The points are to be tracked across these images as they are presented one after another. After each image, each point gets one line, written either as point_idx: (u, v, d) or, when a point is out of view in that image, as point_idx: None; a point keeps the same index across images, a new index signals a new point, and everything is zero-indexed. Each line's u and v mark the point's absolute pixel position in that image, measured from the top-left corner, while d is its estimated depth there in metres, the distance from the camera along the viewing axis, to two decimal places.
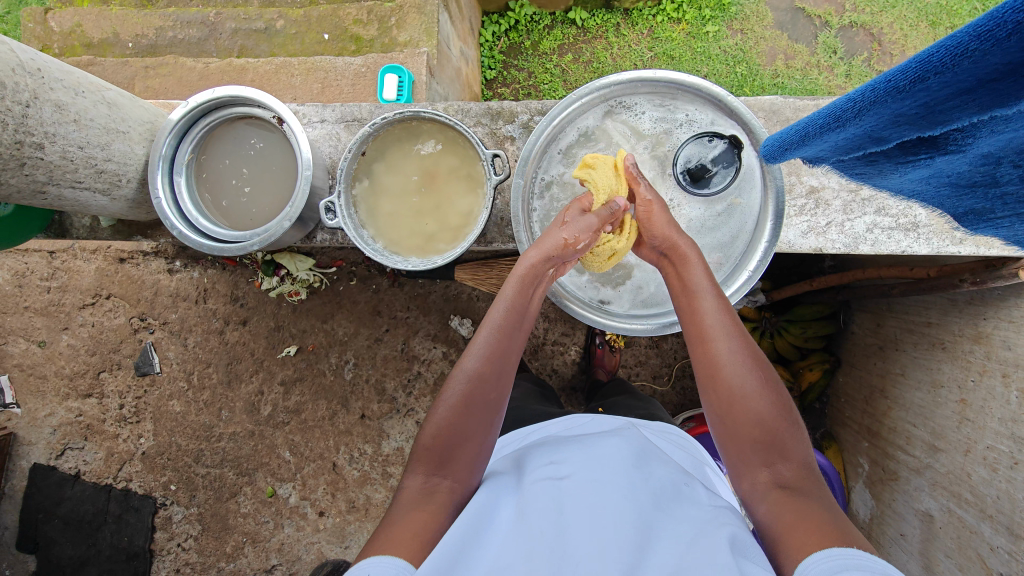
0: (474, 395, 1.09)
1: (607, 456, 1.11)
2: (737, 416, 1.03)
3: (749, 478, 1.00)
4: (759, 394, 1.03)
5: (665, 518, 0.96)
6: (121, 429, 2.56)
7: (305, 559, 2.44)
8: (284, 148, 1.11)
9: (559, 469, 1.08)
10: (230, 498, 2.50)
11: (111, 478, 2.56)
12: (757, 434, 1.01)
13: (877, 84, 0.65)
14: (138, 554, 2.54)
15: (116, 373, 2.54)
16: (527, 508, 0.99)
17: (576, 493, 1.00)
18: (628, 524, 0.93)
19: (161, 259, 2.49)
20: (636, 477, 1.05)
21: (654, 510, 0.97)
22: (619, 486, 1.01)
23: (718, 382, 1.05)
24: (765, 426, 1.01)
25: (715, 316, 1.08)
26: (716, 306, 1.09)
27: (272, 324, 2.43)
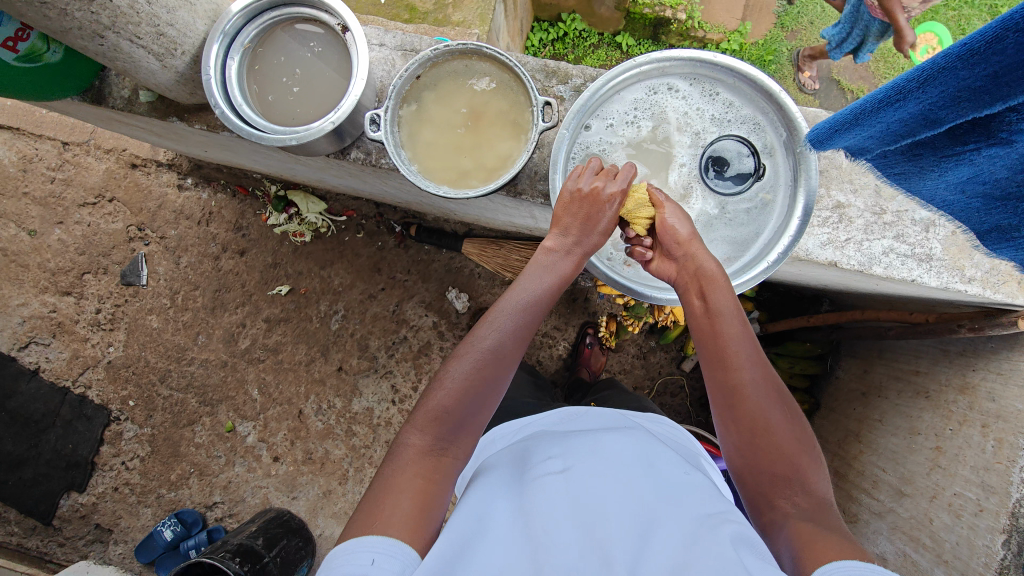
0: (489, 357, 1.12)
1: (603, 447, 1.14)
2: (741, 437, 1.08)
3: (758, 503, 1.05)
4: (763, 411, 1.07)
5: (659, 504, 0.99)
6: (92, 334, 2.50)
7: (249, 503, 2.38)
8: (342, 58, 1.12)
9: (561, 462, 1.10)
10: (186, 425, 2.44)
11: (69, 381, 2.49)
12: (760, 449, 1.06)
13: (952, 50, 0.83)
14: (79, 464, 2.46)
15: (100, 277, 2.50)
16: (529, 500, 1.02)
17: (581, 483, 1.03)
18: (627, 516, 0.96)
19: (174, 174, 2.47)
20: (632, 468, 1.07)
21: (650, 496, 1.00)
22: (616, 478, 1.04)
23: (739, 407, 1.07)
24: (771, 443, 1.05)
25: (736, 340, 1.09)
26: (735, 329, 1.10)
27: (270, 260, 2.40)
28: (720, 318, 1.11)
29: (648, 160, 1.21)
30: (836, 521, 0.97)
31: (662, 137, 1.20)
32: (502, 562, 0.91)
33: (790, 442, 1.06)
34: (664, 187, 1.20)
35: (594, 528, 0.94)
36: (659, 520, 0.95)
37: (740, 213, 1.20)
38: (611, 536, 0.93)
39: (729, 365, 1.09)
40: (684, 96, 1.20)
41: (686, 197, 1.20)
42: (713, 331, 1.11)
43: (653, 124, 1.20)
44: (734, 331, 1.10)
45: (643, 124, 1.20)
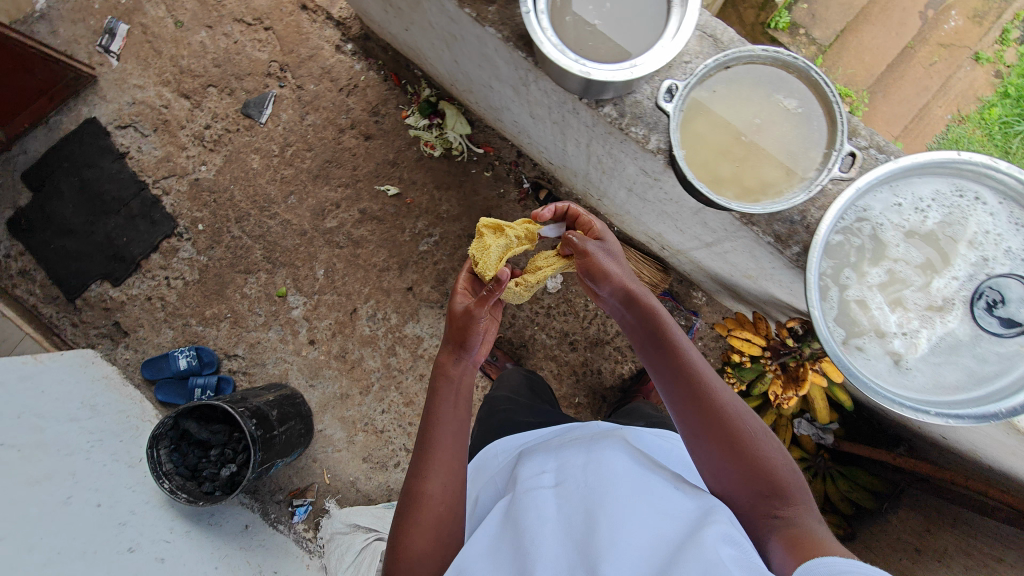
0: (432, 472, 1.22)
1: (593, 463, 1.16)
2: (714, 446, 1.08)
3: (742, 512, 1.05)
4: (718, 409, 1.08)
5: (635, 517, 1.01)
6: (191, 145, 2.45)
7: (267, 370, 2.36)
8: (658, 8, 1.01)
9: (549, 479, 1.17)
10: (241, 272, 2.40)
11: (151, 179, 2.45)
12: (731, 450, 1.05)
13: None
14: (124, 259, 2.44)
15: (223, 97, 2.44)
16: (521, 517, 1.08)
17: (562, 502, 1.10)
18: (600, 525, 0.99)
19: (336, 32, 2.39)
20: (610, 483, 1.09)
21: (625, 509, 1.03)
22: (593, 498, 1.07)
23: (703, 440, 1.09)
24: (742, 449, 1.05)
25: (698, 371, 1.12)
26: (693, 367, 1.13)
27: (391, 156, 2.34)
28: (662, 338, 1.16)
29: (918, 259, 1.11)
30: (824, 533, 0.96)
31: (944, 241, 1.09)
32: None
33: (766, 452, 1.06)
34: (922, 288, 1.11)
35: (577, 549, 0.98)
36: (629, 533, 0.97)
37: (985, 350, 1.06)
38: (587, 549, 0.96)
39: (694, 401, 1.10)
40: (993, 211, 1.07)
41: (932, 309, 1.10)
42: (653, 352, 1.17)
43: (943, 222, 1.09)
44: (670, 337, 1.16)
45: (933, 220, 1.10)
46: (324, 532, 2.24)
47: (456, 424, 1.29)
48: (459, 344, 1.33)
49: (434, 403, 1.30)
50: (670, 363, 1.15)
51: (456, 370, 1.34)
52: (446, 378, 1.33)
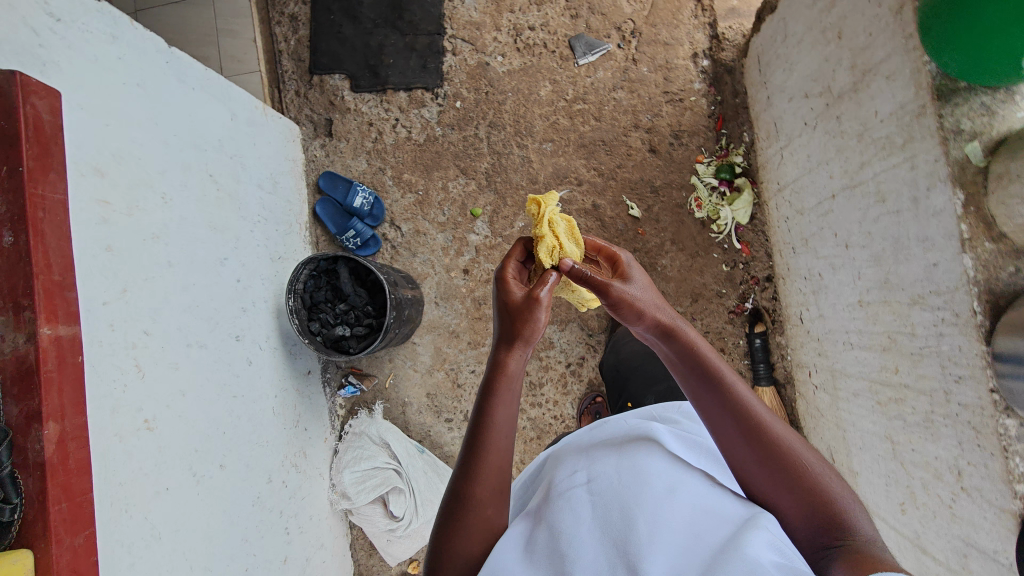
0: (491, 474, 1.09)
1: (621, 470, 1.08)
2: (771, 482, 0.99)
3: (804, 541, 0.96)
4: (768, 428, 1.00)
5: (647, 526, 0.93)
6: (505, 30, 2.33)
7: (413, 262, 2.34)
8: None
9: (581, 478, 1.10)
10: (457, 168, 2.34)
11: (450, 30, 2.35)
12: (787, 479, 0.97)
13: None
14: (377, 77, 2.40)
15: (565, 13, 2.29)
16: (557, 520, 1.01)
17: (591, 507, 1.02)
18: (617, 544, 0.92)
19: (705, 41, 2.20)
20: (636, 490, 1.01)
21: (642, 518, 0.94)
22: (611, 510, 0.99)
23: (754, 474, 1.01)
24: (801, 482, 0.97)
25: (743, 403, 1.02)
26: (738, 395, 1.03)
27: (658, 185, 2.20)
28: (705, 371, 1.06)
29: None
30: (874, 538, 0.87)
31: None
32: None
33: (819, 476, 0.97)
34: None
35: (595, 560, 0.92)
36: (645, 540, 0.90)
37: None
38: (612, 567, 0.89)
39: (744, 435, 1.01)
40: None
41: None
42: (701, 390, 1.06)
43: None
44: (721, 368, 1.06)
45: None
46: (354, 425, 2.24)
47: (508, 426, 1.11)
48: (521, 337, 1.14)
49: (492, 411, 1.10)
50: (724, 405, 1.03)
51: (512, 373, 1.13)
52: (509, 379, 1.13)
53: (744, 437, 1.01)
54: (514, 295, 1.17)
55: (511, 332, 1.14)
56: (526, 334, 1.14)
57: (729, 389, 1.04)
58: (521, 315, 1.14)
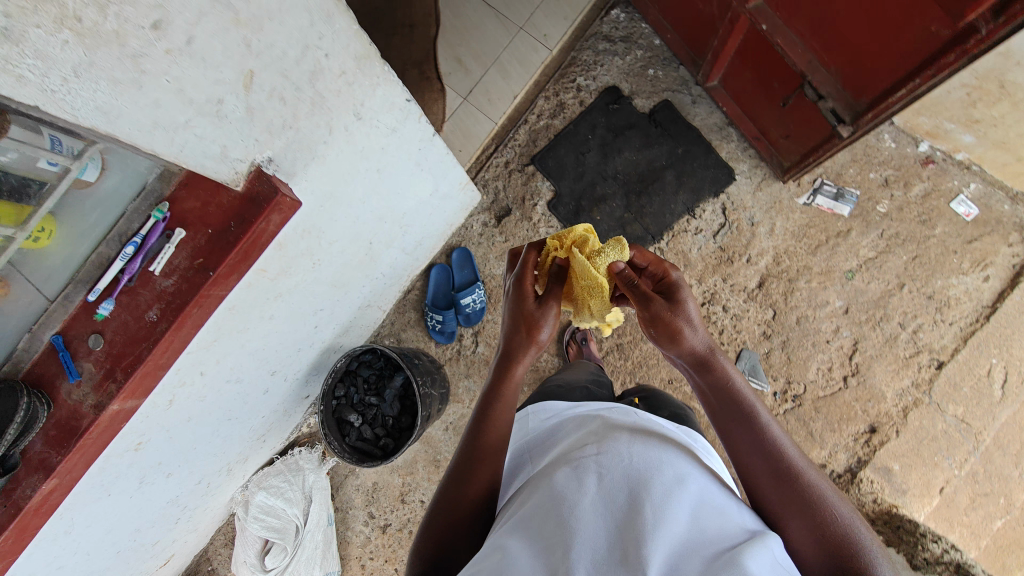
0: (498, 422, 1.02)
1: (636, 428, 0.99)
2: (759, 475, 0.89)
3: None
4: (778, 455, 0.89)
5: (641, 457, 0.84)
6: (703, 288, 2.16)
7: (459, 381, 2.30)
8: None
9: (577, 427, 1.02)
10: (560, 349, 2.25)
11: (663, 243, 2.21)
12: (778, 474, 0.87)
13: None
14: (575, 218, 2.27)
15: (761, 326, 2.12)
16: (549, 460, 0.93)
17: (593, 434, 0.94)
18: (610, 475, 0.81)
19: (842, 463, 2.01)
20: (656, 439, 0.92)
21: (632, 445, 0.86)
22: (611, 434, 0.92)
23: (756, 483, 0.89)
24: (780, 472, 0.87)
25: (768, 426, 0.93)
26: (762, 422, 0.94)
27: None
28: (740, 410, 0.96)
29: None
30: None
31: None
32: (522, 525, 0.78)
33: (827, 494, 0.84)
34: None
35: (597, 476, 0.82)
36: (665, 484, 0.79)
37: None
38: (618, 482, 0.80)
39: (760, 437, 0.92)
40: None
41: None
42: (733, 424, 0.95)
43: None
44: (743, 396, 0.98)
45: None
46: (298, 455, 2.25)
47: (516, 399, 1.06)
48: (527, 344, 1.10)
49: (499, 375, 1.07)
50: (731, 406, 0.97)
51: (515, 359, 1.10)
52: (513, 377, 1.09)
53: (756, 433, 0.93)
54: (514, 304, 1.13)
55: (520, 331, 1.11)
56: (537, 336, 1.10)
57: (749, 415, 0.95)
58: (529, 325, 1.10)
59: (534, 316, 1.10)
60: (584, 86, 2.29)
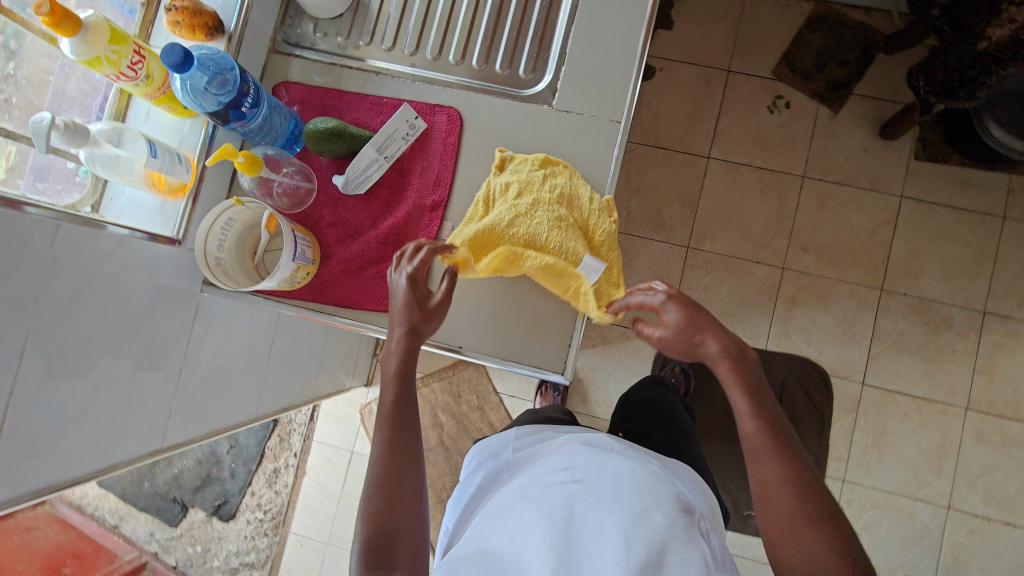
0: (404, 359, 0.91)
1: (593, 479, 0.94)
2: (806, 532, 0.76)
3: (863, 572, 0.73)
4: (779, 417, 0.87)
5: (639, 490, 0.91)
6: None
7: None
8: None
9: (566, 467, 0.97)
10: None
11: None
12: (794, 519, 0.78)
13: None
14: None
15: None
16: (533, 498, 0.91)
17: (535, 490, 0.92)
18: (572, 492, 0.91)
19: None
20: (595, 504, 0.89)
21: (611, 468, 0.97)
22: (562, 484, 0.93)
23: (797, 504, 0.78)
24: (796, 504, 0.78)
25: (785, 485, 0.80)
26: (774, 457, 0.82)
27: None
28: (778, 442, 0.83)
29: None
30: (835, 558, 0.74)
31: None
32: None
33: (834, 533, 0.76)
34: None
35: (566, 491, 0.91)
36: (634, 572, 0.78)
37: None
38: (586, 496, 0.90)
39: (785, 476, 0.81)
40: None
41: None
42: (760, 459, 0.83)
43: None
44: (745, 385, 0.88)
45: None
46: None
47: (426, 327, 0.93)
48: (418, 301, 0.93)
49: (406, 335, 0.91)
50: (760, 458, 0.83)
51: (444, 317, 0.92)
52: (416, 317, 0.92)
53: (793, 489, 0.79)
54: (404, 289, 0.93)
55: (410, 298, 0.92)
56: (422, 306, 0.93)
57: (779, 467, 0.82)
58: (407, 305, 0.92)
59: (428, 306, 0.93)
60: (250, 517, 2.35)
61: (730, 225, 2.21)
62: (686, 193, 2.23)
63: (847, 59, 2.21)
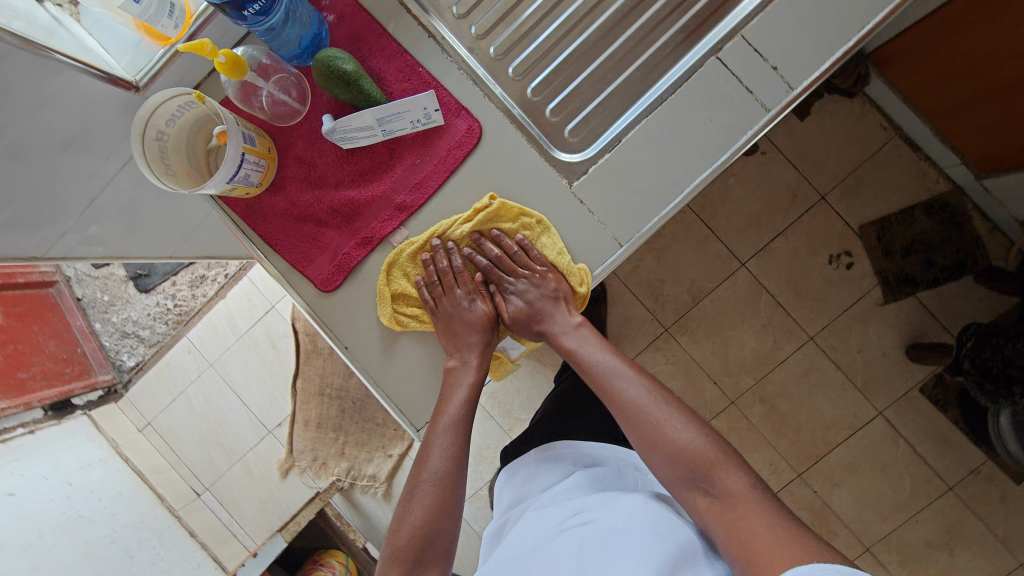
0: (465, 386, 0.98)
1: (602, 516, 1.01)
2: (687, 447, 0.94)
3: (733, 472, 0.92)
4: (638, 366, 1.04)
5: (634, 531, 0.96)
6: None
7: None
8: None
9: (580, 510, 1.04)
10: None
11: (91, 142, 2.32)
12: (692, 480, 0.94)
13: None
14: None
15: None
16: (554, 542, 0.99)
17: (558, 537, 0.99)
18: (582, 538, 0.98)
19: None
20: (606, 541, 0.96)
21: (622, 507, 1.03)
22: (575, 523, 1.01)
23: (665, 434, 0.96)
24: (684, 460, 0.94)
25: (643, 418, 0.97)
26: (637, 395, 1.00)
27: None
28: (641, 387, 1.01)
29: None
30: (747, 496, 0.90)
31: None
32: None
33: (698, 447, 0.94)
34: None
35: (576, 533, 0.99)
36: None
37: None
38: (595, 537, 0.97)
39: (647, 419, 0.98)
40: None
41: None
42: (622, 409, 1.00)
43: None
44: (599, 369, 1.04)
45: None
46: None
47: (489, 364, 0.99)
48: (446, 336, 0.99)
49: (468, 406, 0.96)
50: (631, 402, 0.99)
51: (465, 385, 0.96)
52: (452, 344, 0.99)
53: (663, 416, 0.97)
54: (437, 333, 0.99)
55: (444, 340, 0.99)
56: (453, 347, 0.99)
57: (641, 398, 0.99)
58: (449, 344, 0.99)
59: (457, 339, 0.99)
60: (160, 301, 2.42)
61: (714, 337, 2.12)
62: (698, 283, 2.11)
63: (934, 261, 2.01)
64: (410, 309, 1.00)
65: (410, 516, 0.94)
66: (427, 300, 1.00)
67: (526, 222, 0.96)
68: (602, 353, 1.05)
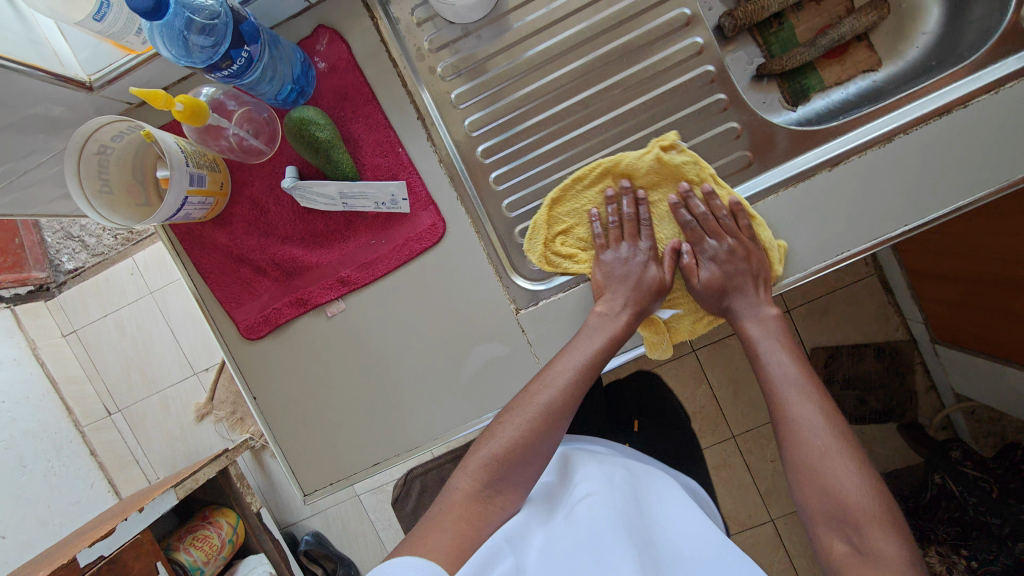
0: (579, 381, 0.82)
1: (634, 504, 0.80)
2: (832, 469, 0.71)
3: (884, 518, 0.68)
4: (808, 366, 0.82)
5: (698, 543, 0.76)
6: None
7: None
8: None
9: (606, 487, 0.83)
10: None
11: None
12: (835, 518, 0.70)
13: None
14: None
15: None
16: (594, 508, 0.77)
17: (593, 507, 0.77)
18: (596, 513, 0.76)
19: None
20: (638, 529, 0.74)
21: (659, 515, 0.82)
22: (613, 497, 0.80)
23: (813, 448, 0.74)
24: (830, 493, 0.71)
25: (803, 416, 0.76)
26: (793, 397, 0.79)
27: None
28: (790, 397, 0.79)
29: None
30: (892, 550, 0.66)
31: None
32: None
33: (835, 479, 0.71)
34: None
35: (608, 513, 0.76)
36: None
37: None
38: (636, 530, 0.74)
39: (796, 426, 0.76)
40: None
41: None
42: (788, 401, 0.79)
43: None
44: (769, 375, 0.83)
45: None
46: None
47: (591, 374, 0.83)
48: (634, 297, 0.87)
49: (581, 379, 0.82)
50: (787, 399, 0.79)
51: (573, 359, 0.84)
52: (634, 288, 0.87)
53: (818, 440, 0.74)
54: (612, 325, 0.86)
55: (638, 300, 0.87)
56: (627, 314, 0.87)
57: (796, 404, 0.78)
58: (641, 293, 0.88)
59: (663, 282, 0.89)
60: None
61: None
62: None
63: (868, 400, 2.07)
64: (567, 246, 0.93)
65: (461, 486, 0.78)
66: (597, 235, 0.92)
67: (589, 179, 0.90)
68: (765, 326, 0.87)
